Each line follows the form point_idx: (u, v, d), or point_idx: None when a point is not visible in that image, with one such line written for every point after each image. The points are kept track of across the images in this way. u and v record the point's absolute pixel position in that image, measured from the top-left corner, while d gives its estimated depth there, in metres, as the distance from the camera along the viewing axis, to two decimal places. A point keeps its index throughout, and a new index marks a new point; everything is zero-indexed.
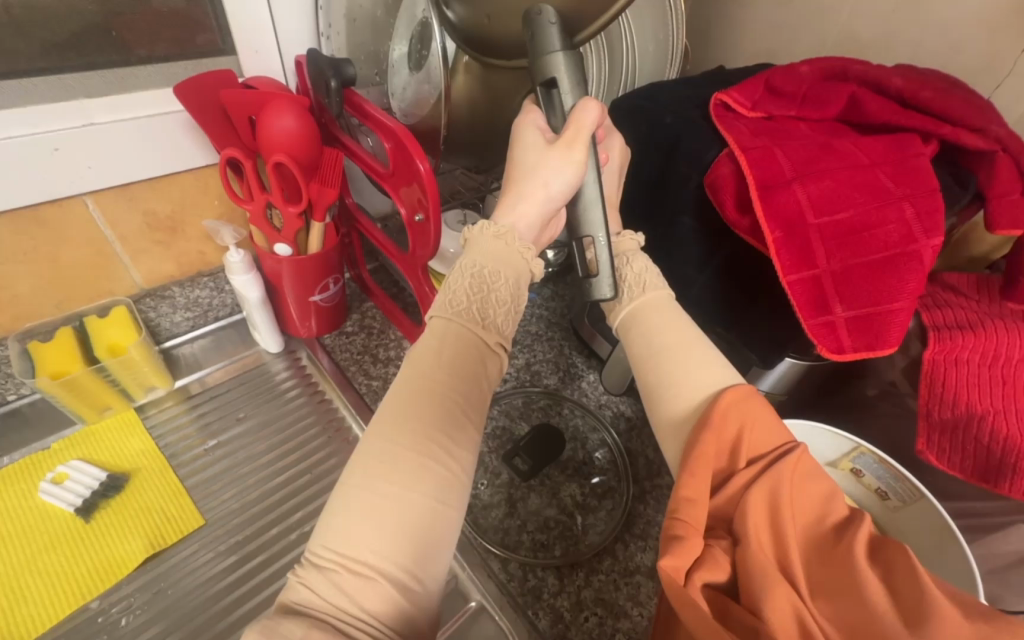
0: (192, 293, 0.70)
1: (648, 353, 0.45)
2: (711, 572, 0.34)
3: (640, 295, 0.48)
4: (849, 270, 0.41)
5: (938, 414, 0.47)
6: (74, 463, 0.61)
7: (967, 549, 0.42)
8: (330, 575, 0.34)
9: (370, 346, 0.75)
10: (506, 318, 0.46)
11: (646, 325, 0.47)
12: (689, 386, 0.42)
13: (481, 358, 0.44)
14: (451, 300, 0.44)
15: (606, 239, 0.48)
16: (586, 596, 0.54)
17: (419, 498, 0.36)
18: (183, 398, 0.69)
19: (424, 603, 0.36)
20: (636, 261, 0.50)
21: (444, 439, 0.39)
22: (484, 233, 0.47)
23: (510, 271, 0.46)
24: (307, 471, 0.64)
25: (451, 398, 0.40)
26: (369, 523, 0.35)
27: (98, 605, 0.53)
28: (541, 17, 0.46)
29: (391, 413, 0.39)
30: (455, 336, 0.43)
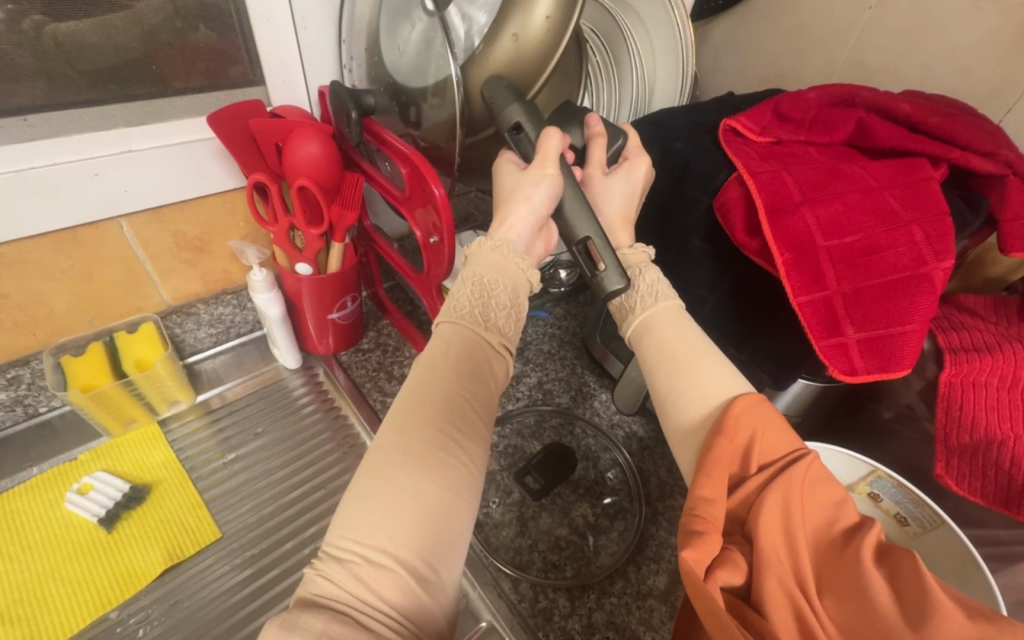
0: (216, 310, 0.72)
1: (660, 364, 0.45)
2: (732, 573, 0.33)
3: (653, 303, 0.49)
4: (859, 293, 0.42)
5: (956, 439, 0.46)
6: (99, 474, 0.63)
7: (991, 577, 0.41)
8: (349, 568, 0.35)
9: (385, 363, 0.77)
10: (507, 320, 0.48)
11: (660, 333, 0.47)
12: (702, 396, 0.42)
13: (487, 358, 0.45)
14: (455, 306, 0.47)
15: (603, 236, 0.51)
16: (598, 619, 0.54)
17: (436, 495, 0.37)
18: (204, 412, 0.72)
19: (440, 600, 0.36)
20: (649, 270, 0.51)
21: (456, 435, 0.40)
22: (482, 248, 0.50)
23: (506, 278, 0.49)
24: (323, 486, 0.65)
25: (463, 400, 0.42)
26: (385, 522, 0.36)
27: (118, 615, 0.54)
28: (490, 89, 0.51)
29: (402, 426, 0.40)
30: (461, 338, 0.45)
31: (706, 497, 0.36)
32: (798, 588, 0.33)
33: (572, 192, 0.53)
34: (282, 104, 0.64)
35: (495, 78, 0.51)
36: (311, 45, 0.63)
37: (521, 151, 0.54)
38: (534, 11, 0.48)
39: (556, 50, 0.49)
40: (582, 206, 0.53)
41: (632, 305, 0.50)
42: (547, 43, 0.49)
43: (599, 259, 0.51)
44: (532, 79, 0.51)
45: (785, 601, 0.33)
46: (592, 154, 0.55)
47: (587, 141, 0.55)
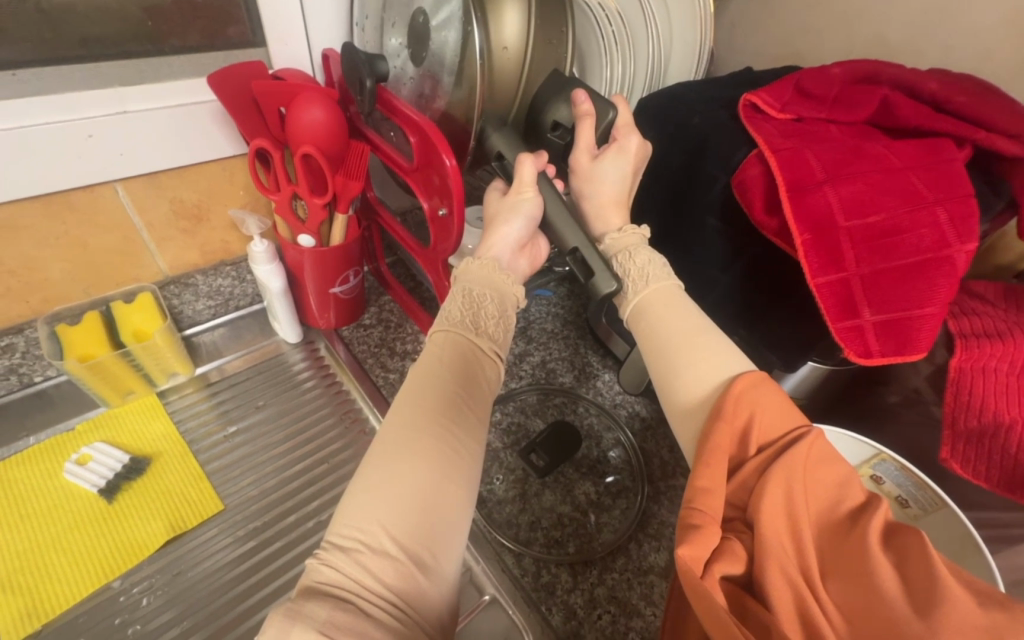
0: (214, 281, 0.71)
1: (660, 344, 0.45)
2: (732, 564, 0.33)
3: (644, 288, 0.48)
4: (879, 275, 0.41)
5: (963, 423, 0.46)
6: (98, 445, 0.62)
7: (990, 558, 0.42)
8: (353, 554, 0.35)
9: (387, 339, 0.76)
10: (498, 327, 0.48)
11: (658, 317, 0.46)
12: (707, 375, 0.41)
13: (478, 362, 0.46)
14: (447, 316, 0.47)
15: (585, 238, 0.52)
16: (599, 594, 0.54)
17: (437, 479, 0.38)
18: (203, 385, 0.71)
19: (441, 583, 0.36)
20: (639, 252, 0.50)
21: (453, 426, 0.41)
22: (472, 266, 0.51)
23: (494, 291, 0.50)
24: (324, 461, 0.64)
25: (459, 398, 0.42)
26: (389, 508, 0.36)
27: (120, 584, 0.54)
28: (482, 123, 0.53)
29: (406, 417, 0.40)
30: (453, 345, 0.45)
31: (701, 486, 0.35)
32: (799, 575, 0.33)
33: (555, 206, 0.55)
34: (282, 67, 0.61)
35: (498, 78, 0.49)
36: (314, 5, 0.61)
37: (505, 176, 0.56)
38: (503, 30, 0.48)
39: (528, 62, 0.49)
40: (566, 215, 0.54)
41: (626, 291, 0.50)
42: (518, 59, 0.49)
43: (589, 265, 0.51)
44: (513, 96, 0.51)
45: (786, 587, 0.33)
46: (580, 139, 0.53)
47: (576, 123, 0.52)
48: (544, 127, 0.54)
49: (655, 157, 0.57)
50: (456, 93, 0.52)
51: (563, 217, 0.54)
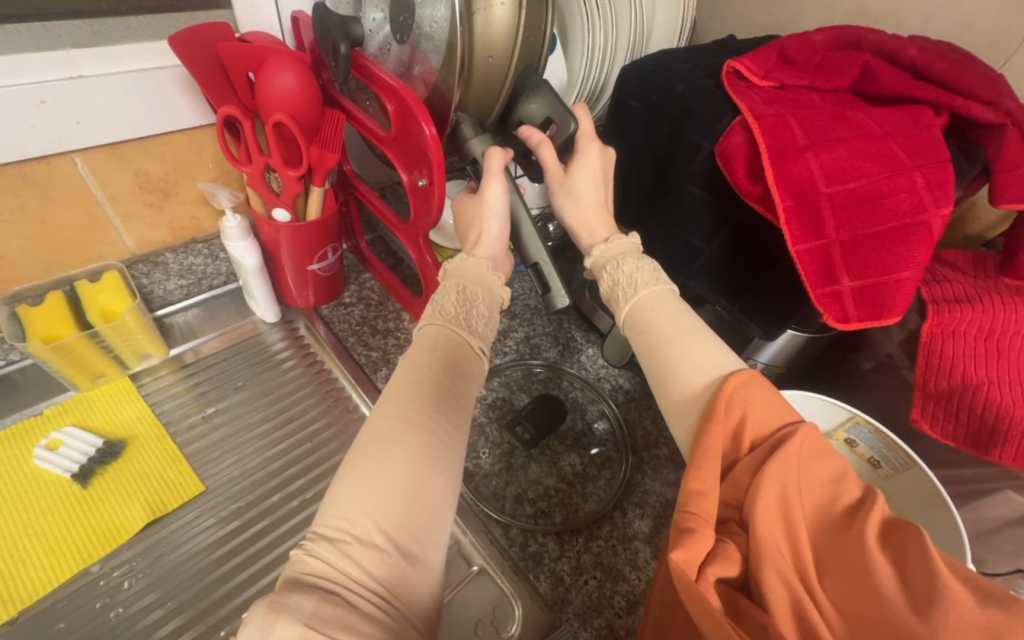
0: (185, 259, 0.68)
1: (649, 352, 0.45)
2: (725, 567, 0.34)
3: (633, 296, 0.48)
4: (858, 241, 0.42)
5: (934, 384, 0.47)
6: (69, 430, 0.60)
7: (954, 512, 0.44)
8: (341, 546, 0.35)
9: (369, 317, 0.74)
10: (488, 326, 0.50)
11: (649, 321, 0.46)
12: (700, 368, 0.42)
13: (468, 359, 0.46)
14: (441, 311, 0.48)
15: (549, 260, 0.56)
16: (586, 561, 0.56)
17: (429, 470, 0.38)
18: (178, 367, 0.68)
19: (426, 575, 0.37)
20: (626, 262, 0.50)
21: (439, 417, 0.41)
22: (467, 262, 0.53)
23: (485, 291, 0.51)
24: (307, 441, 0.64)
25: (445, 388, 0.43)
26: (378, 499, 0.36)
27: (100, 568, 0.53)
28: (457, 115, 0.54)
29: (393, 405, 0.41)
30: (445, 340, 0.46)
31: (697, 489, 0.36)
32: (794, 576, 0.33)
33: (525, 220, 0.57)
34: (250, 31, 0.58)
35: (481, 44, 0.47)
36: None
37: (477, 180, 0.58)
38: (491, 10, 0.46)
39: (517, 37, 0.48)
40: (533, 229, 0.57)
41: (617, 300, 0.49)
42: (510, 37, 0.48)
43: (547, 284, 0.56)
44: (501, 71, 0.50)
45: (783, 592, 0.33)
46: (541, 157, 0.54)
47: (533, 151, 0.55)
48: (511, 120, 0.55)
49: (639, 127, 0.56)
50: (439, 64, 0.50)
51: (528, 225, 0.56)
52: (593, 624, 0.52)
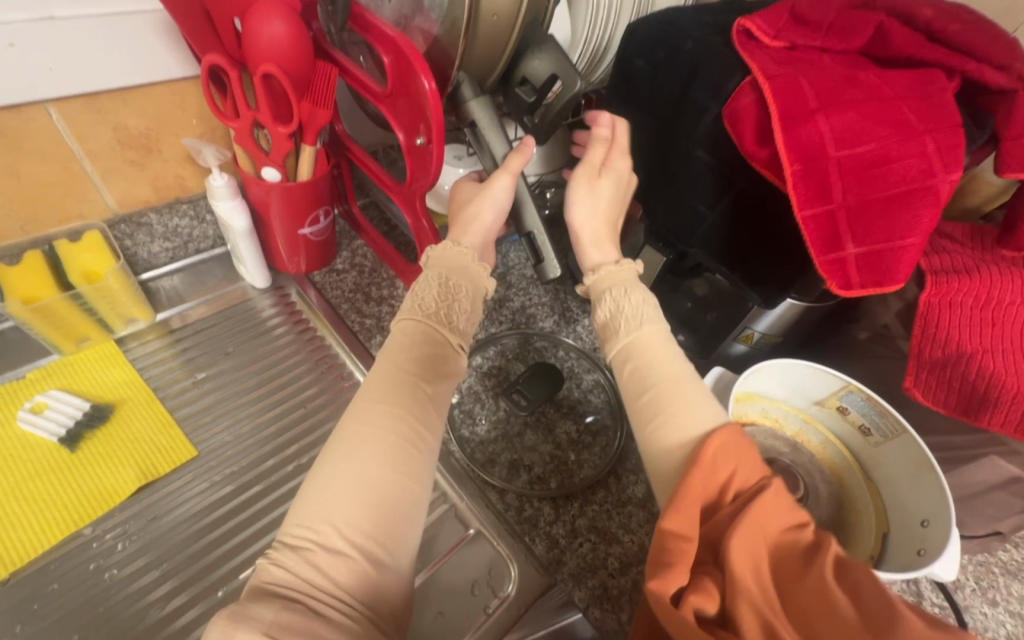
0: (170, 221, 0.66)
1: (643, 406, 0.43)
2: (706, 599, 0.31)
3: (637, 329, 0.47)
4: (864, 206, 0.41)
5: (929, 354, 0.48)
6: (53, 393, 0.58)
7: (940, 475, 0.47)
8: (303, 553, 0.35)
9: (362, 284, 0.73)
10: (469, 323, 0.49)
11: (645, 362, 0.45)
12: (693, 414, 0.41)
13: (445, 355, 0.46)
14: (421, 306, 0.47)
15: (544, 232, 0.56)
16: (581, 524, 0.56)
17: (396, 474, 0.38)
18: (165, 333, 0.67)
19: (396, 577, 0.37)
20: (632, 292, 0.49)
21: (412, 418, 0.41)
22: (446, 250, 0.52)
23: (469, 282, 0.50)
24: (301, 406, 0.63)
25: (419, 388, 0.43)
26: (345, 504, 0.36)
27: (92, 531, 0.52)
28: (458, 75, 0.52)
29: (364, 406, 0.41)
30: (421, 335, 0.46)
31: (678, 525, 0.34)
32: (767, 607, 0.32)
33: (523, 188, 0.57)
34: None
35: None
36: None
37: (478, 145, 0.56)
38: None
39: None
40: (530, 197, 0.56)
41: (618, 330, 0.48)
42: None
43: (540, 254, 0.56)
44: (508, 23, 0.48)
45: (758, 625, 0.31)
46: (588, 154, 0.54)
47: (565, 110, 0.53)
48: (513, 79, 0.54)
49: (645, 88, 0.55)
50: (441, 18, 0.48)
51: (529, 204, 0.56)
52: (588, 584, 0.53)
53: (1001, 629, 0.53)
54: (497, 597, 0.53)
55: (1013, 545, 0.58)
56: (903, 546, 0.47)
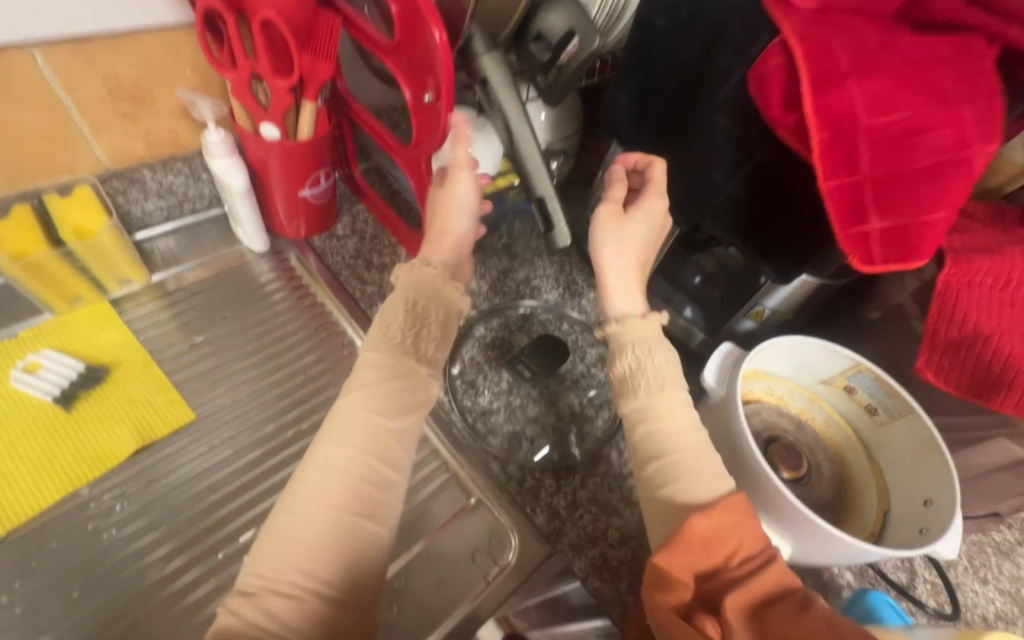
0: (165, 178, 0.63)
1: (649, 474, 0.42)
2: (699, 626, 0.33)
3: (656, 394, 0.45)
4: (894, 178, 0.39)
5: (944, 335, 0.47)
6: (46, 352, 0.57)
7: (947, 455, 0.46)
8: (256, 598, 0.36)
9: (363, 251, 0.71)
10: (439, 350, 0.48)
11: (664, 429, 0.43)
12: (701, 477, 0.41)
13: (413, 387, 0.45)
14: (387, 335, 0.46)
15: (556, 196, 0.55)
16: (582, 496, 0.57)
17: (349, 519, 0.39)
18: (161, 295, 0.65)
19: (356, 616, 0.38)
20: (655, 353, 0.46)
21: (371, 457, 0.41)
22: (413, 272, 0.50)
23: (439, 306, 0.49)
24: (299, 373, 0.62)
25: (383, 425, 0.43)
26: (300, 549, 0.38)
27: (89, 492, 0.52)
28: (469, 29, 0.52)
29: (322, 447, 0.42)
30: (385, 364, 0.45)
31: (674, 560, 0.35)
32: None
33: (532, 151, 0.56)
34: None
35: None
36: None
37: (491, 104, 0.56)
38: None
39: None
40: (541, 162, 0.55)
41: (635, 389, 0.46)
42: None
43: (551, 217, 0.56)
44: None
45: None
46: (610, 193, 0.52)
47: (581, 63, 0.52)
48: (528, 35, 0.53)
49: (665, 48, 0.52)
50: None
51: (541, 169, 0.55)
52: (587, 554, 0.54)
53: (991, 606, 0.55)
54: (497, 565, 0.53)
55: (1007, 526, 0.59)
56: (904, 526, 0.47)
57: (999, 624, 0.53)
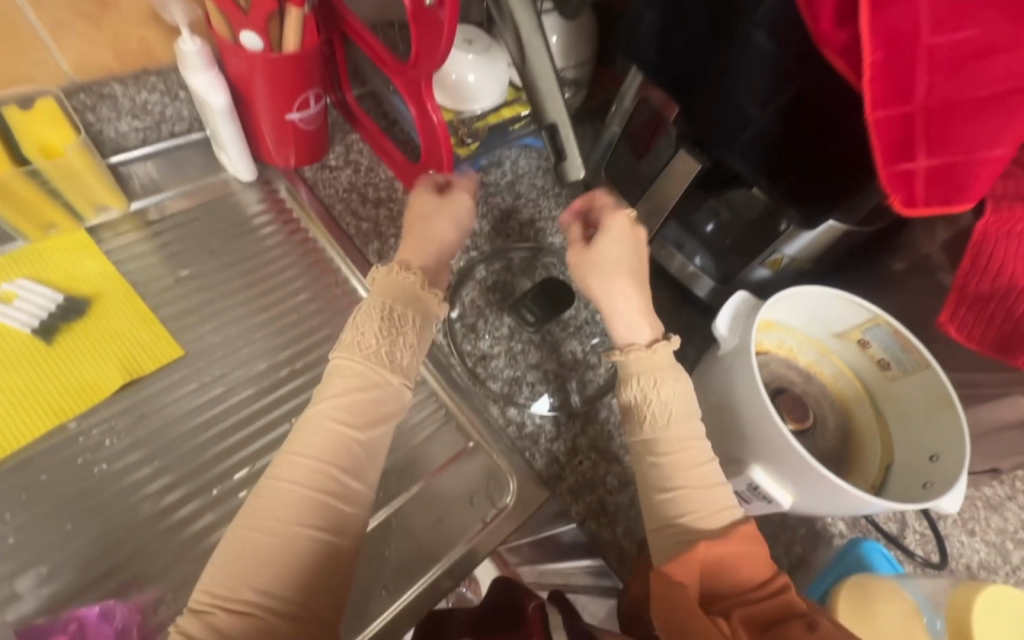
0: (138, 95, 0.57)
1: (660, 505, 0.43)
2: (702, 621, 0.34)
3: (663, 430, 0.44)
4: (951, 109, 0.35)
5: (974, 288, 0.44)
6: (21, 282, 0.53)
7: (960, 410, 0.45)
8: (204, 616, 0.36)
9: (358, 183, 0.66)
10: (415, 358, 0.46)
11: (672, 464, 0.43)
12: (707, 511, 0.42)
13: (385, 398, 0.44)
14: (360, 344, 0.44)
15: (569, 122, 0.55)
16: (581, 443, 0.56)
17: (310, 537, 0.38)
18: (142, 224, 0.60)
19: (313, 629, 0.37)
20: (665, 385, 0.45)
21: (338, 472, 0.41)
22: (389, 275, 0.47)
23: (416, 311, 0.46)
24: (290, 312, 0.59)
25: (350, 439, 0.42)
26: (254, 565, 0.37)
27: (78, 426, 0.50)
28: None
29: (284, 460, 0.41)
30: (356, 374, 0.43)
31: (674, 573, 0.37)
32: None
33: (545, 70, 0.53)
34: None
35: None
36: None
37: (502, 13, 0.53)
38: None
39: None
40: (554, 83, 0.53)
41: (642, 425, 0.45)
42: None
43: (563, 147, 0.57)
44: None
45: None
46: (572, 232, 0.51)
47: None
48: None
49: None
50: None
51: (556, 91, 0.53)
52: (585, 499, 0.53)
53: (976, 556, 0.56)
54: (495, 507, 0.53)
55: (1003, 481, 0.59)
56: (906, 481, 0.48)
57: (981, 572, 0.55)
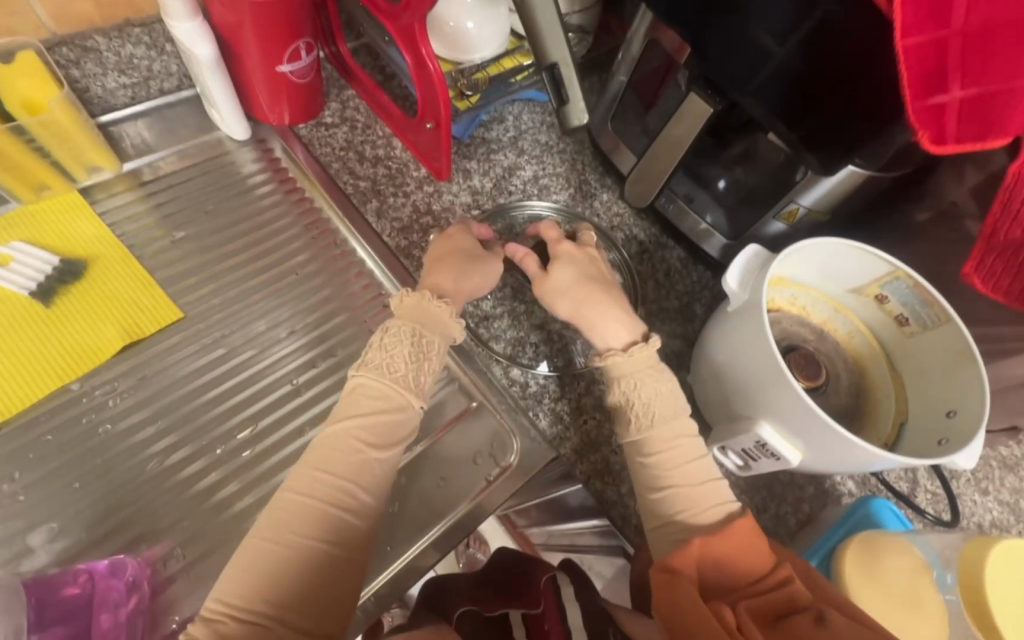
0: (123, 48, 0.56)
1: (656, 504, 0.43)
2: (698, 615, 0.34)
3: (648, 428, 0.44)
4: (992, 31, 0.32)
5: (1004, 236, 0.40)
6: (16, 245, 0.53)
7: (982, 368, 0.43)
8: (214, 626, 0.36)
9: (354, 141, 0.63)
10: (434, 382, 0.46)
11: (664, 461, 0.43)
12: (700, 507, 0.42)
13: (408, 423, 0.44)
14: (390, 367, 0.44)
15: (570, 59, 0.52)
16: (586, 403, 0.55)
17: (321, 550, 0.39)
18: (136, 184, 0.59)
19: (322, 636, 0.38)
20: (644, 385, 0.45)
21: (353, 488, 0.41)
22: (410, 299, 0.47)
23: (439, 334, 0.46)
24: (289, 273, 0.58)
25: (371, 459, 0.42)
26: (253, 579, 0.38)
27: (80, 387, 0.50)
28: None
29: (302, 476, 0.42)
30: (380, 397, 0.44)
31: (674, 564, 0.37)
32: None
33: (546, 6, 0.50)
34: None
35: None
36: None
37: None
38: None
39: None
40: (555, 19, 0.50)
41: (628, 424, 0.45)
42: None
43: (564, 90, 0.54)
44: None
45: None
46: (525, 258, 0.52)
47: None
48: None
49: None
50: None
51: (556, 27, 0.50)
52: (590, 459, 0.53)
53: (988, 515, 0.55)
54: (499, 466, 0.53)
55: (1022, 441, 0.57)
56: (922, 436, 0.46)
57: (993, 530, 0.54)
